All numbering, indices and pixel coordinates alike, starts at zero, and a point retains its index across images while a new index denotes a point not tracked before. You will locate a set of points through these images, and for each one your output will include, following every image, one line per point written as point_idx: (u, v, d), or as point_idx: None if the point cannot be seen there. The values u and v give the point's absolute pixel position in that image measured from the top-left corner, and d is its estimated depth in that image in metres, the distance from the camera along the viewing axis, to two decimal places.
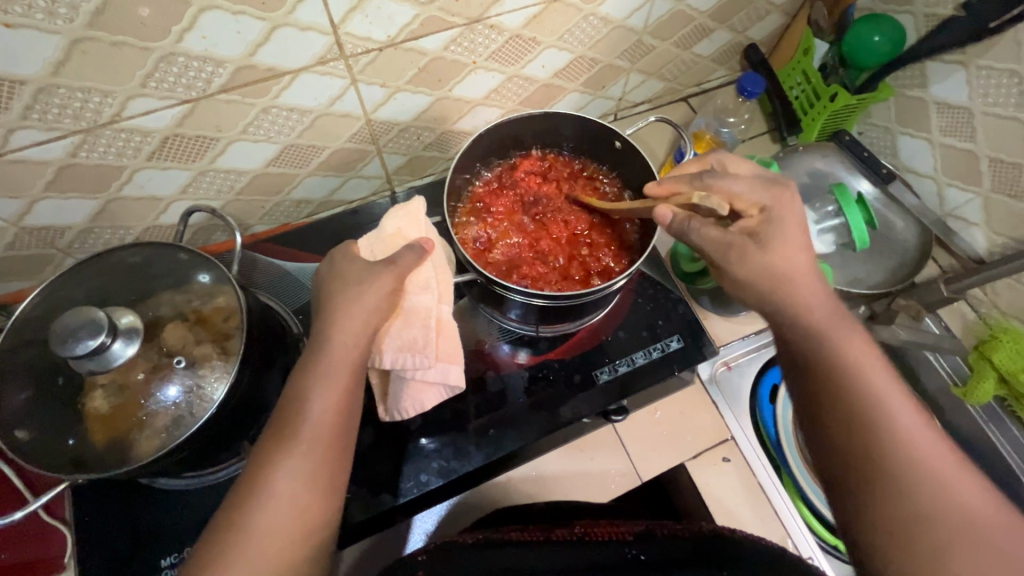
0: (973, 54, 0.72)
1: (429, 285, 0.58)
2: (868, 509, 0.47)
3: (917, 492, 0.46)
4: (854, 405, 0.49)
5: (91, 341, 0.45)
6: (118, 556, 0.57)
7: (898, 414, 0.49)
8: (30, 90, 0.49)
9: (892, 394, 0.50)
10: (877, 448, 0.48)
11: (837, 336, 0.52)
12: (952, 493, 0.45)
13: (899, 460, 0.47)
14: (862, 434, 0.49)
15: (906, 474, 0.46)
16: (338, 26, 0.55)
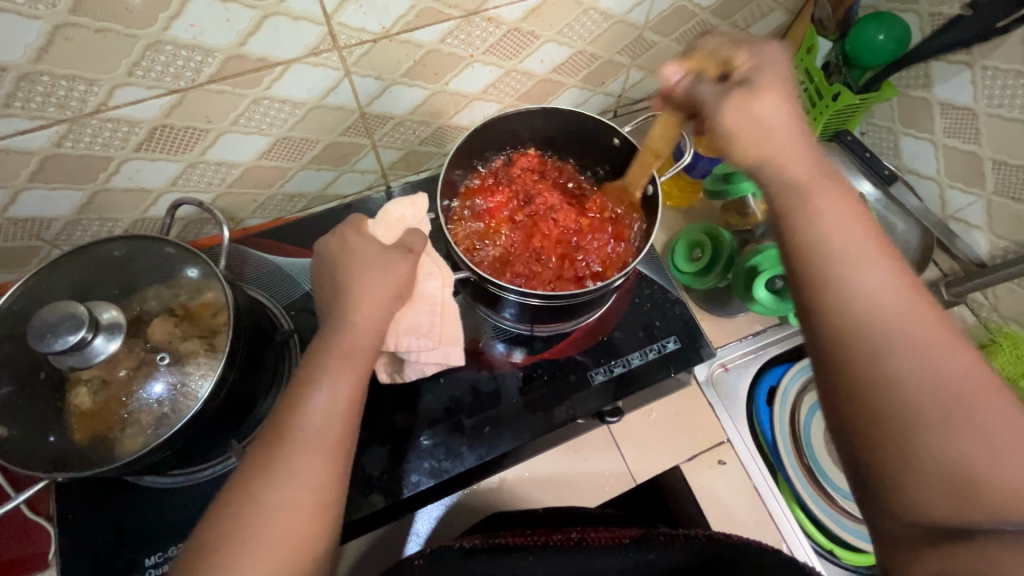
0: (979, 54, 0.70)
1: (432, 271, 0.59)
2: (839, 382, 0.43)
3: (903, 365, 0.40)
4: (827, 280, 0.44)
5: (71, 336, 0.44)
6: (102, 555, 0.56)
7: (870, 275, 0.43)
8: (12, 77, 0.47)
9: (869, 260, 0.44)
10: (847, 315, 0.43)
11: (807, 195, 0.47)
12: (930, 355, 0.40)
13: (881, 331, 0.41)
14: (842, 312, 0.43)
15: (881, 338, 0.41)
16: (331, 16, 0.54)
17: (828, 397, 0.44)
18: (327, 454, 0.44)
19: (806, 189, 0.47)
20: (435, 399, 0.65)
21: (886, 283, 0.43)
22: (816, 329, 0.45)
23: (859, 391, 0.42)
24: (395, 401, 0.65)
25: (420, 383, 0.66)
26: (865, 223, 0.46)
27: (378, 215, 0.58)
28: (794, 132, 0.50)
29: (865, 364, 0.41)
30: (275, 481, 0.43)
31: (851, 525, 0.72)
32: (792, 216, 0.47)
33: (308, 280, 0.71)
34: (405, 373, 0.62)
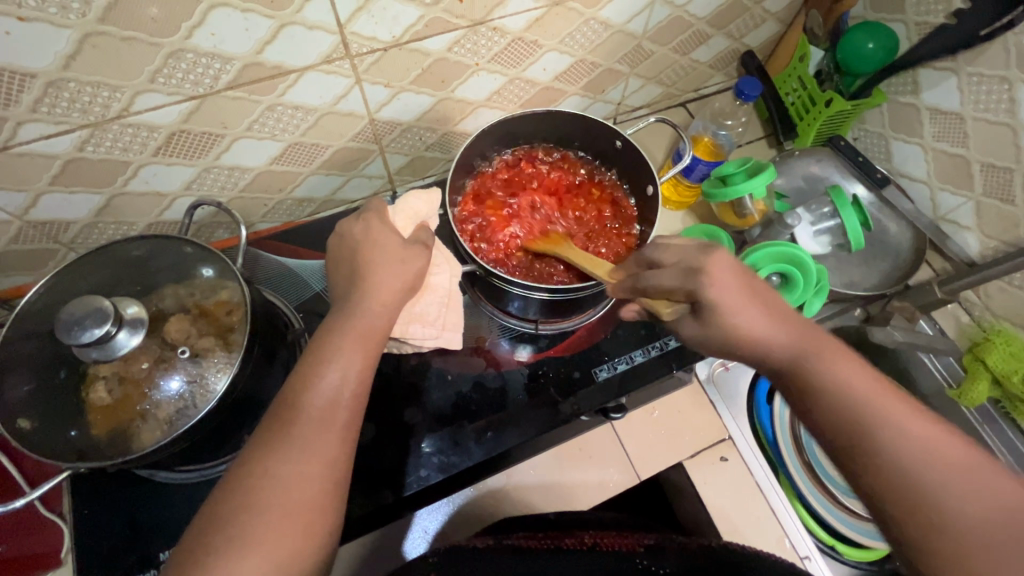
0: (964, 61, 0.73)
1: (440, 264, 0.63)
2: (863, 475, 0.44)
3: (926, 481, 0.42)
4: (840, 421, 0.45)
5: (96, 330, 0.45)
6: (118, 549, 0.57)
7: (834, 362, 0.47)
8: (40, 84, 0.49)
9: (840, 364, 0.47)
10: (884, 444, 0.43)
11: (740, 310, 0.49)
12: (950, 467, 0.42)
13: (890, 454, 0.43)
14: (863, 442, 0.44)
15: (934, 507, 0.41)
16: (344, 25, 0.56)
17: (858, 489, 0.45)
18: (340, 439, 0.46)
19: (734, 303, 0.49)
20: (443, 397, 0.67)
21: (851, 367, 0.47)
22: (818, 416, 0.47)
23: (915, 536, 0.41)
24: (403, 397, 0.66)
25: (428, 379, 0.67)
26: (749, 308, 0.49)
27: (395, 204, 0.60)
28: (745, 275, 0.51)
29: (895, 498, 0.42)
30: (292, 459, 0.44)
31: (853, 522, 0.73)
32: (758, 345, 0.49)
33: (318, 281, 0.73)
34: (404, 348, 0.66)
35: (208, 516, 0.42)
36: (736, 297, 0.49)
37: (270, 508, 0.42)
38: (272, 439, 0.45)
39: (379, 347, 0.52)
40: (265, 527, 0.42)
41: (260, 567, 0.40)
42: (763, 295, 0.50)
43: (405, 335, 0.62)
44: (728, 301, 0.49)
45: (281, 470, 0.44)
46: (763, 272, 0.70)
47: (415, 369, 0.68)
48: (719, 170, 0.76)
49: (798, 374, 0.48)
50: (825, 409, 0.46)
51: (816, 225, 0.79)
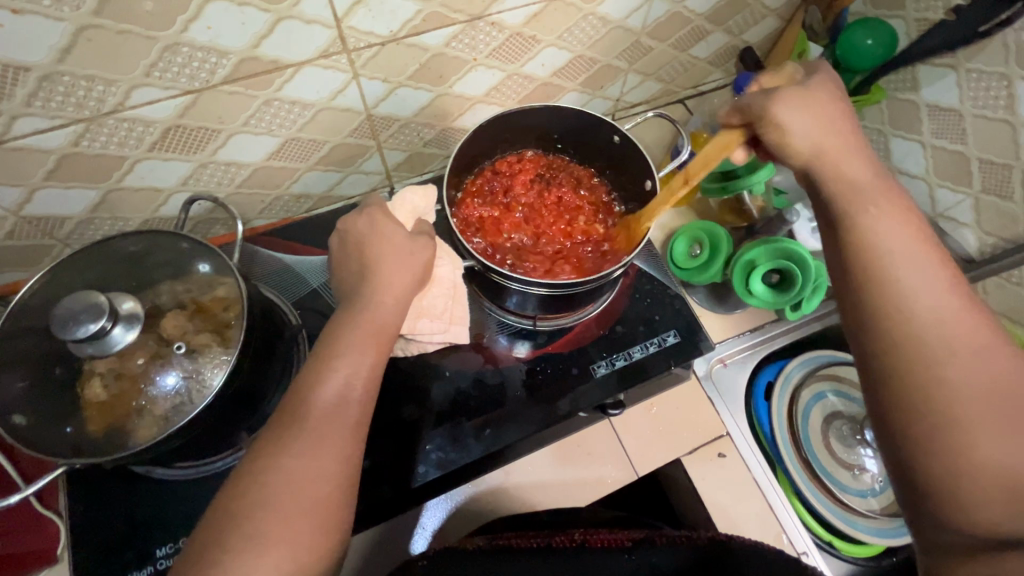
0: (963, 57, 0.73)
1: (442, 257, 0.63)
2: (902, 391, 0.43)
3: (947, 347, 0.42)
4: (873, 264, 0.46)
5: (92, 325, 0.45)
6: (116, 545, 0.57)
7: (915, 273, 0.45)
8: (34, 77, 0.49)
9: (884, 215, 0.47)
10: (912, 301, 0.44)
11: (823, 136, 0.51)
12: (974, 350, 0.42)
13: (914, 305, 0.44)
14: (890, 284, 0.45)
15: (944, 367, 0.42)
16: (341, 19, 0.56)
17: (886, 401, 0.44)
18: (341, 435, 0.46)
19: (814, 128, 0.51)
20: (441, 393, 0.66)
21: (931, 286, 0.45)
22: (874, 304, 0.46)
23: (909, 386, 0.43)
24: (402, 394, 0.66)
25: (427, 375, 0.67)
26: (855, 154, 0.51)
27: (393, 200, 0.61)
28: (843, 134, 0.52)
29: (911, 344, 0.43)
30: (299, 454, 0.44)
31: (854, 520, 0.73)
32: (829, 180, 0.50)
33: (315, 278, 0.73)
34: (410, 350, 0.65)
35: (221, 513, 0.42)
36: (815, 135, 0.51)
37: (275, 503, 0.42)
38: (280, 434, 0.45)
39: (391, 343, 0.52)
40: (275, 523, 0.41)
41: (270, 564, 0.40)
42: (848, 142, 0.51)
43: (413, 330, 0.62)
44: (811, 128, 0.51)
45: (290, 465, 0.43)
46: (762, 269, 0.70)
47: (413, 365, 0.68)
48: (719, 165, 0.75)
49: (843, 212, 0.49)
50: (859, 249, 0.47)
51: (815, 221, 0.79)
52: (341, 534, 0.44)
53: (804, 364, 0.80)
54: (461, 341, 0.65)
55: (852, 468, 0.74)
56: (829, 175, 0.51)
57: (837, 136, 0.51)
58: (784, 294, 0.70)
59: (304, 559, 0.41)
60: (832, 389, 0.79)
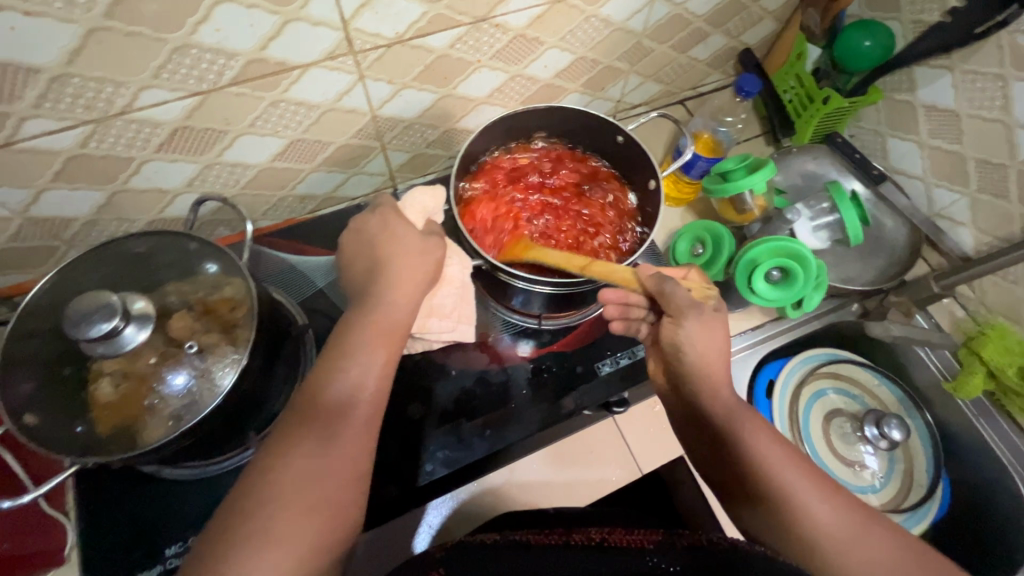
0: (959, 59, 0.74)
1: (453, 256, 0.63)
2: (760, 509, 0.48)
3: (813, 516, 0.46)
4: (754, 487, 0.49)
5: (104, 325, 0.45)
6: (123, 545, 0.57)
7: (770, 447, 0.49)
8: (44, 79, 0.49)
9: (753, 434, 0.50)
10: (788, 497, 0.47)
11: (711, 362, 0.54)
12: (830, 515, 0.46)
13: (783, 493, 0.47)
14: (768, 502, 0.48)
15: (818, 547, 0.45)
16: (348, 21, 0.56)
17: (755, 521, 0.49)
18: (348, 432, 0.46)
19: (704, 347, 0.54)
20: (447, 393, 0.67)
21: (776, 452, 0.49)
22: (755, 498, 0.49)
23: (794, 556, 0.46)
24: (408, 393, 0.67)
25: (431, 374, 0.68)
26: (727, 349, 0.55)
27: (404, 199, 0.61)
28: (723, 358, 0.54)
29: (787, 533, 0.46)
30: (307, 450, 0.45)
31: None
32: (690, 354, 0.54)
33: (321, 278, 0.73)
34: (411, 346, 0.66)
35: (226, 511, 0.42)
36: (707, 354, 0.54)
37: (282, 500, 0.42)
38: (288, 433, 0.46)
39: (402, 343, 0.52)
40: (282, 519, 0.41)
41: (278, 556, 0.40)
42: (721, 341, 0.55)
43: (424, 329, 0.63)
44: (698, 333, 0.54)
45: (297, 462, 0.44)
46: (764, 267, 0.70)
47: (418, 364, 0.68)
48: (719, 166, 0.76)
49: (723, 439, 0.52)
50: (746, 492, 0.50)
51: (816, 220, 0.80)
52: (348, 530, 0.45)
53: (805, 362, 0.82)
54: (466, 339, 0.66)
55: (853, 464, 0.78)
56: (708, 387, 0.53)
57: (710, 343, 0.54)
58: (787, 291, 0.70)
59: (313, 555, 0.41)
60: (831, 387, 0.82)
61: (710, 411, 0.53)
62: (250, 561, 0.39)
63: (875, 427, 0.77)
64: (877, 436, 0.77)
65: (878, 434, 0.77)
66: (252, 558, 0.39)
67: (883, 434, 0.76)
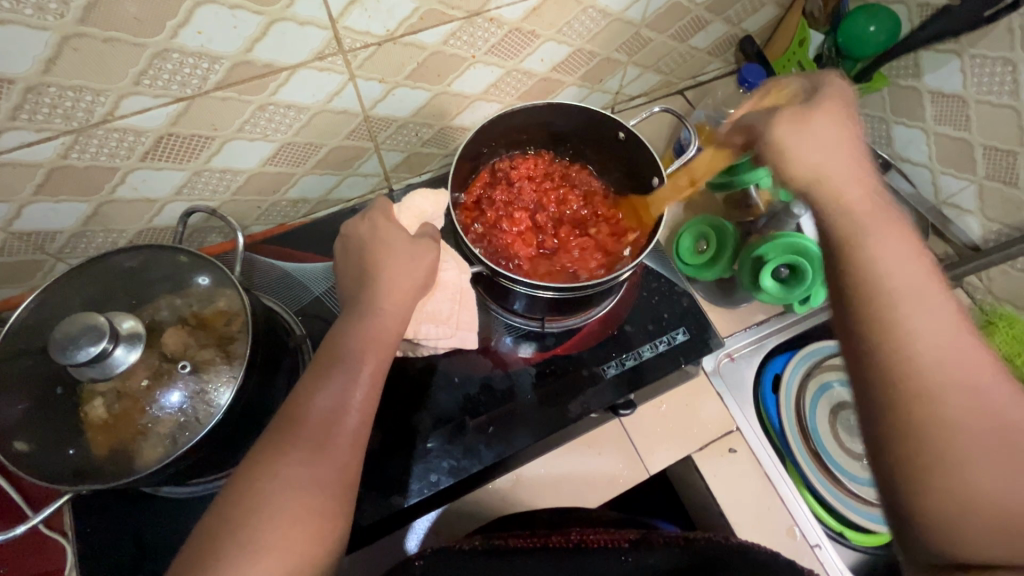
0: (967, 43, 0.72)
1: (448, 262, 0.62)
2: (876, 345, 0.41)
3: (956, 396, 0.38)
4: (888, 321, 0.41)
5: (93, 347, 0.44)
6: (126, 567, 0.56)
7: (923, 313, 0.41)
8: (19, 90, 0.47)
9: (911, 300, 0.42)
10: (922, 367, 0.39)
11: (843, 182, 0.49)
12: (976, 394, 0.38)
13: (943, 371, 0.39)
14: (916, 363, 0.40)
15: (934, 409, 0.38)
16: (336, 20, 0.54)
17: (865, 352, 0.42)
18: (338, 440, 0.45)
19: (821, 147, 0.50)
20: (450, 399, 0.66)
21: (938, 321, 0.41)
22: (887, 361, 0.41)
23: (904, 411, 0.39)
24: (409, 400, 0.65)
25: (434, 382, 0.66)
26: (854, 159, 0.50)
27: (400, 203, 0.60)
28: (856, 169, 0.50)
29: (925, 402, 0.39)
30: (293, 459, 0.43)
31: (863, 508, 0.73)
32: (811, 159, 0.50)
33: (317, 285, 0.71)
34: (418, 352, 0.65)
35: (209, 527, 0.40)
36: (812, 159, 0.50)
37: (265, 504, 0.41)
38: (273, 443, 0.44)
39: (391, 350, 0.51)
40: (272, 528, 0.40)
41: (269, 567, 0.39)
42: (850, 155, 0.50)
43: (421, 336, 0.61)
44: (839, 158, 0.50)
45: (284, 470, 0.43)
46: (771, 265, 0.69)
47: (419, 371, 0.67)
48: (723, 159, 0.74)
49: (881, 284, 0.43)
50: (874, 332, 0.42)
51: None
52: (341, 539, 0.43)
53: (809, 356, 0.80)
54: (467, 346, 0.65)
55: (860, 459, 0.76)
56: (864, 219, 0.47)
57: (854, 166, 0.50)
58: (795, 288, 0.69)
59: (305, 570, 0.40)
60: (839, 379, 0.79)
61: (865, 258, 0.44)
62: (241, 571, 0.38)
63: None
64: None
65: None
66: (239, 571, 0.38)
67: None
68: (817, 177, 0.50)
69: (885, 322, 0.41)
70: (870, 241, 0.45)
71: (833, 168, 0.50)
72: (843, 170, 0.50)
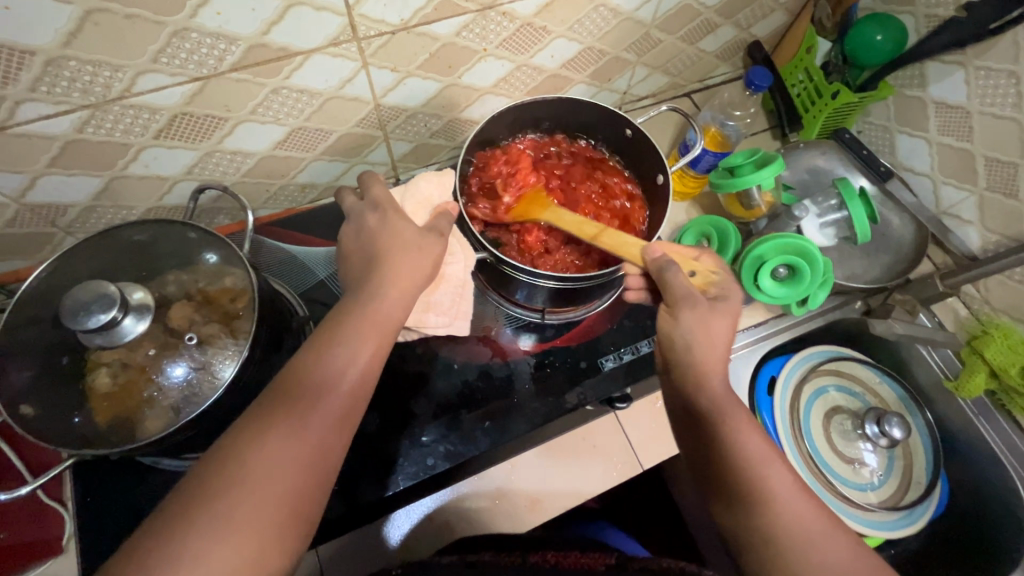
0: (972, 55, 0.73)
1: (457, 253, 0.64)
2: (742, 509, 0.47)
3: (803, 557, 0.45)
4: (751, 485, 0.47)
5: (102, 316, 0.45)
6: (123, 536, 0.57)
7: (781, 473, 0.48)
8: (39, 62, 0.48)
9: (774, 468, 0.48)
10: (778, 522, 0.46)
11: (674, 345, 0.53)
12: (821, 550, 0.45)
13: (789, 527, 0.46)
14: (769, 522, 0.46)
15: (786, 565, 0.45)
16: (352, 7, 0.55)
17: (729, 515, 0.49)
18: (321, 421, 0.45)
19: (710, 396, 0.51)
20: (448, 385, 0.66)
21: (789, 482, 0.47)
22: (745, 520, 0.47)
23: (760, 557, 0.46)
24: (408, 385, 0.66)
25: (433, 369, 0.67)
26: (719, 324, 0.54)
27: (405, 190, 0.62)
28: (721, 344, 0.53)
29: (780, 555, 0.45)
30: (284, 431, 0.43)
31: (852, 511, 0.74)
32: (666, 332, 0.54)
33: (322, 269, 0.72)
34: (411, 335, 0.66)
35: (188, 490, 0.40)
36: (671, 335, 0.53)
37: (242, 479, 0.41)
38: (260, 417, 0.44)
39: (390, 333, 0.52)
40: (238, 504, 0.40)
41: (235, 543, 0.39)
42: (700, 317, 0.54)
43: (421, 324, 0.63)
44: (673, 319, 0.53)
45: (274, 442, 0.43)
46: (770, 264, 0.70)
47: (419, 357, 0.68)
48: (727, 162, 0.77)
49: (739, 448, 0.48)
50: (740, 495, 0.48)
51: (823, 217, 0.79)
52: (315, 516, 0.44)
53: (806, 360, 0.82)
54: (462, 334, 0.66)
55: (853, 462, 0.79)
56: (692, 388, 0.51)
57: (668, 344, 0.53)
58: (793, 288, 0.70)
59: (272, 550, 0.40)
60: (834, 383, 0.82)
61: (733, 440, 0.49)
62: (207, 547, 0.38)
63: (876, 424, 0.77)
64: (878, 433, 0.77)
65: (878, 432, 0.77)
66: (212, 536, 0.38)
67: (884, 432, 0.76)
68: (679, 356, 0.53)
69: (749, 510, 0.47)
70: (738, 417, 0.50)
71: (684, 342, 0.53)
72: (693, 337, 0.53)
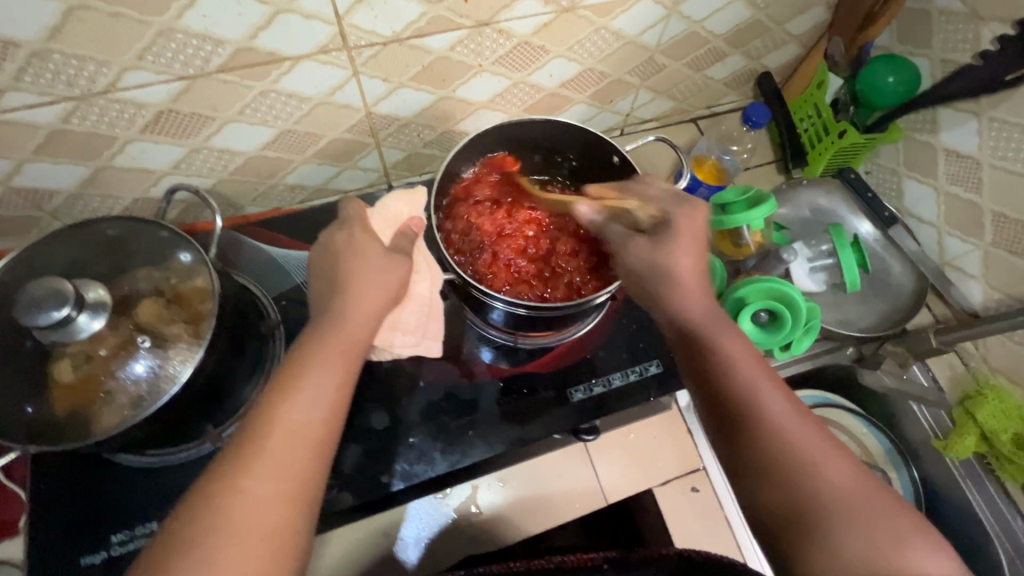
0: (986, 104, 0.70)
1: (422, 270, 0.62)
2: (736, 429, 0.47)
3: (800, 467, 0.44)
4: (736, 406, 0.48)
5: (56, 312, 0.44)
6: (74, 527, 0.57)
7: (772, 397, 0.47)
8: (24, 53, 0.48)
9: (763, 388, 0.48)
10: (775, 440, 0.45)
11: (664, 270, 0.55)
12: (827, 467, 0.44)
13: (780, 441, 0.45)
14: (763, 438, 0.46)
15: (786, 478, 0.44)
16: (342, 17, 0.55)
17: (727, 451, 0.48)
18: (296, 442, 0.45)
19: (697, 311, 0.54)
20: (413, 402, 0.66)
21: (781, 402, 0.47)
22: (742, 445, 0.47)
23: (761, 477, 0.45)
24: (373, 398, 0.65)
25: (400, 384, 0.67)
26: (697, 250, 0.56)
27: (374, 208, 0.60)
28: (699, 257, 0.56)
29: (779, 470, 0.44)
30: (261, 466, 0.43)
31: None
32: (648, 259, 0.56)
33: (300, 273, 0.71)
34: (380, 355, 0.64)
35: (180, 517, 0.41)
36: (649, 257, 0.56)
37: (224, 504, 0.41)
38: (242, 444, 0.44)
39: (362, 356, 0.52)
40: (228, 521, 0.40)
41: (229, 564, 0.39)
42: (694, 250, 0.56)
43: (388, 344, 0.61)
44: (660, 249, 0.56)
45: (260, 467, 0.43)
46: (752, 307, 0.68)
47: (387, 371, 0.67)
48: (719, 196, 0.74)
49: (729, 370, 0.49)
50: (733, 415, 0.48)
51: (814, 261, 0.78)
52: (305, 543, 0.43)
53: None
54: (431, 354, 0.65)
55: None
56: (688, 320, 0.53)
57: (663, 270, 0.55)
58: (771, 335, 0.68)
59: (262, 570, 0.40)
60: None
61: (717, 351, 0.51)
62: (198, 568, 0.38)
63: None
64: None
65: None
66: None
67: None
68: (654, 271, 0.55)
69: (745, 429, 0.47)
70: (724, 341, 0.51)
71: (685, 268, 0.55)
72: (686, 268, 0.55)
